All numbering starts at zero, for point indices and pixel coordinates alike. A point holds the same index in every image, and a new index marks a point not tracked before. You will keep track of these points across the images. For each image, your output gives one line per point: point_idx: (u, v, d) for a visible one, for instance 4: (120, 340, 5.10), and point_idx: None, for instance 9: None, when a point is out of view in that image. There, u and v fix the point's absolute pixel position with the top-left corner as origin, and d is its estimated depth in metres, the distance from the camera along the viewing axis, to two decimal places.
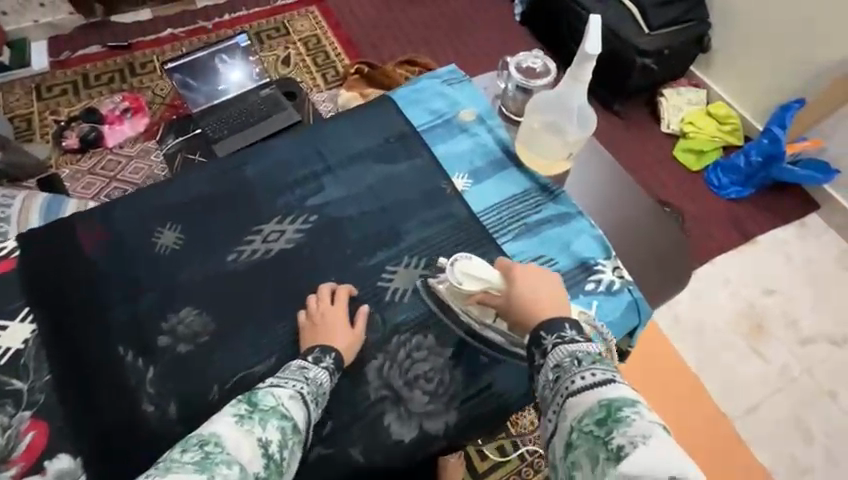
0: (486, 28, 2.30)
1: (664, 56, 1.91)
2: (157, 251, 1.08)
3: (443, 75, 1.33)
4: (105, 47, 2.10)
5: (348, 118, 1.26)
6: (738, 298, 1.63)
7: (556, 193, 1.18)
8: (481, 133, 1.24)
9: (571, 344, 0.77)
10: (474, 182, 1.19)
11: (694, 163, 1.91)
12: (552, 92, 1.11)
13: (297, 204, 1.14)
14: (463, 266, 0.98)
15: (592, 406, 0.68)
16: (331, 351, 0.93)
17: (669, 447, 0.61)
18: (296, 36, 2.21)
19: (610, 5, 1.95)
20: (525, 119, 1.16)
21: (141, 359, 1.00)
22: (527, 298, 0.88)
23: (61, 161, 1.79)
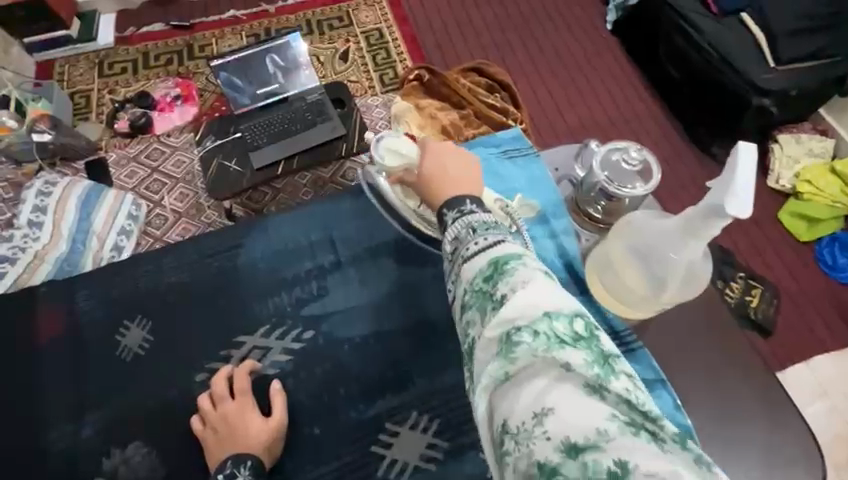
0: (570, 35, 2.01)
1: (788, 97, 1.56)
2: (120, 354, 0.97)
3: (505, 146, 1.10)
4: (168, 25, 2.05)
5: (374, 200, 1.09)
6: (835, 414, 1.33)
7: (632, 346, 0.89)
8: (540, 238, 0.97)
9: (470, 215, 0.68)
10: None
11: (803, 232, 1.57)
12: (655, 227, 0.80)
13: (296, 306, 1.00)
14: (389, 143, 0.91)
15: (480, 265, 0.62)
16: (246, 458, 0.82)
17: (550, 289, 0.58)
18: (359, 28, 2.05)
19: (729, 26, 1.61)
20: (606, 242, 0.88)
21: None
22: (439, 174, 0.76)
23: (110, 144, 1.77)
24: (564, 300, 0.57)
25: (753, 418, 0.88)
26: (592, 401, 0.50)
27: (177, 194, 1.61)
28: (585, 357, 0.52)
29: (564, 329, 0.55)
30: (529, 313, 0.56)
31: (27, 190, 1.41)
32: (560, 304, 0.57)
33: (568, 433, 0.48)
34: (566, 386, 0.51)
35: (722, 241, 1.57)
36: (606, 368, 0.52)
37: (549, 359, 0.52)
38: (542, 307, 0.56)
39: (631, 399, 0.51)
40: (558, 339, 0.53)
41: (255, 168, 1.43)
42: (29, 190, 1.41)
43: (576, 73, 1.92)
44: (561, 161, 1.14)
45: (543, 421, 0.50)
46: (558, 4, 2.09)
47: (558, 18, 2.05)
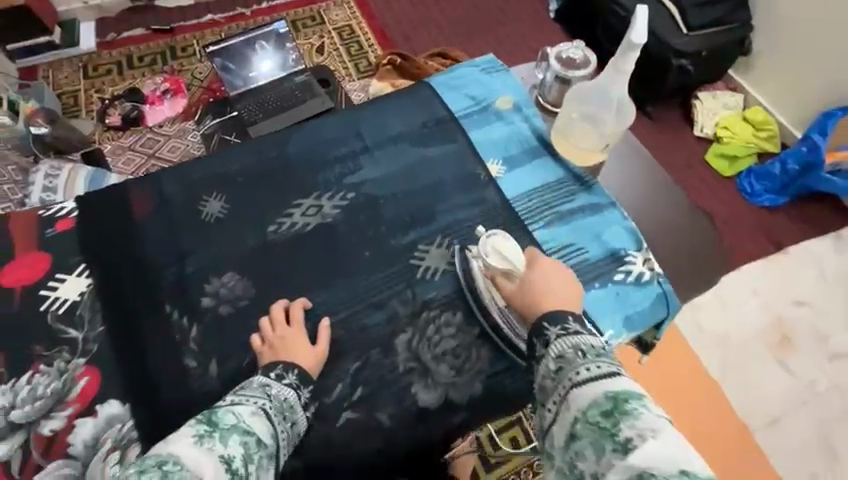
0: (519, 24, 2.29)
1: (701, 58, 1.87)
2: (204, 218, 1.08)
3: (481, 64, 1.32)
4: (148, 30, 2.17)
5: (387, 102, 1.25)
6: (767, 309, 1.60)
7: (589, 183, 1.16)
8: (517, 122, 1.23)
9: (574, 336, 0.79)
10: (508, 169, 1.17)
11: (726, 169, 1.87)
12: (591, 83, 1.11)
13: (335, 182, 1.14)
14: (496, 242, 0.98)
15: (597, 397, 0.71)
16: (295, 367, 0.89)
17: (675, 439, 0.64)
18: (331, 25, 2.25)
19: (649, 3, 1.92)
20: (562, 111, 1.16)
21: (186, 318, 0.99)
22: (542, 292, 0.88)
23: (104, 137, 1.87)
24: (697, 461, 0.62)
25: (680, 223, 1.23)
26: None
27: None
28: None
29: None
30: (667, 467, 0.61)
31: (34, 173, 1.49)
32: (694, 462, 0.62)
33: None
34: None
35: None
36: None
37: None
38: (678, 464, 0.61)
39: None
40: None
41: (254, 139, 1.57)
42: (36, 174, 1.48)
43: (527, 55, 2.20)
44: (525, 74, 1.40)
45: None
46: None
47: (507, 10, 2.34)
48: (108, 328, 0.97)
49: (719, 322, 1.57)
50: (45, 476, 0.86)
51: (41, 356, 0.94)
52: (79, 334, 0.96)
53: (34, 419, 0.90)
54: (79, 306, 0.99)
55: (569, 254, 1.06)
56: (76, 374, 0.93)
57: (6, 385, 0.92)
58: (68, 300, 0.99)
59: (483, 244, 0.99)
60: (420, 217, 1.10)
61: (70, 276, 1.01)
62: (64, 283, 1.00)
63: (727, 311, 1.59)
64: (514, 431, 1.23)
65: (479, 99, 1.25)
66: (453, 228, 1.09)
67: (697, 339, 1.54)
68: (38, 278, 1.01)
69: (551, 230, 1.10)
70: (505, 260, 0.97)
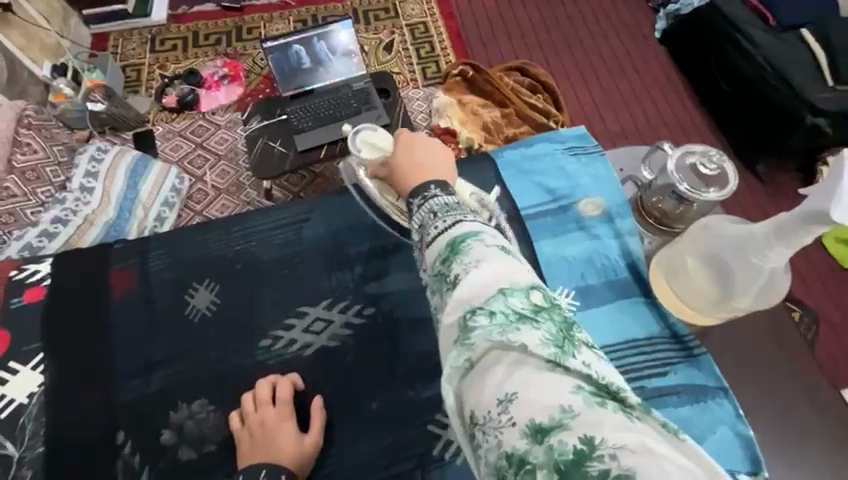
0: (618, 41, 1.98)
1: (845, 118, 1.51)
2: (189, 315, 0.96)
3: (567, 140, 1.13)
4: (219, 6, 2.09)
5: None
6: None
7: (695, 353, 0.89)
8: (601, 237, 1.00)
9: (432, 201, 0.64)
10: (581, 305, 0.95)
11: (846, 258, 1.53)
12: (735, 231, 0.81)
13: (352, 288, 0.99)
14: (365, 135, 0.92)
15: (438, 249, 0.59)
16: (281, 470, 0.79)
17: (502, 264, 0.54)
18: (404, 20, 2.05)
19: (787, 44, 1.58)
20: (680, 241, 0.89)
21: (138, 456, 0.85)
22: (403, 163, 0.74)
23: (158, 117, 1.82)
24: (520, 274, 0.54)
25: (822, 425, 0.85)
26: (554, 377, 0.46)
27: (219, 171, 1.64)
28: (544, 336, 0.48)
29: (521, 304, 0.51)
30: (483, 291, 0.52)
31: (80, 154, 1.44)
32: (515, 278, 0.53)
33: (532, 416, 0.45)
34: (526, 366, 0.47)
35: None
36: (568, 344, 0.49)
37: (506, 341, 0.49)
38: (497, 285, 0.52)
39: (596, 375, 0.47)
40: (515, 314, 0.50)
41: (298, 150, 1.45)
42: (82, 155, 1.43)
43: (621, 80, 1.90)
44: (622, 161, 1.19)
45: (507, 408, 0.47)
46: (607, 9, 2.07)
47: (606, 24, 2.03)
48: (43, 454, 0.84)
49: None
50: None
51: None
52: (16, 451, 0.84)
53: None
54: (27, 409, 0.87)
55: None
56: None
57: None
58: (17, 399, 0.87)
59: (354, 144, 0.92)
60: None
61: (23, 368, 0.90)
62: (16, 376, 0.89)
63: None
64: None
65: (555, 194, 1.05)
66: None
67: None
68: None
69: None
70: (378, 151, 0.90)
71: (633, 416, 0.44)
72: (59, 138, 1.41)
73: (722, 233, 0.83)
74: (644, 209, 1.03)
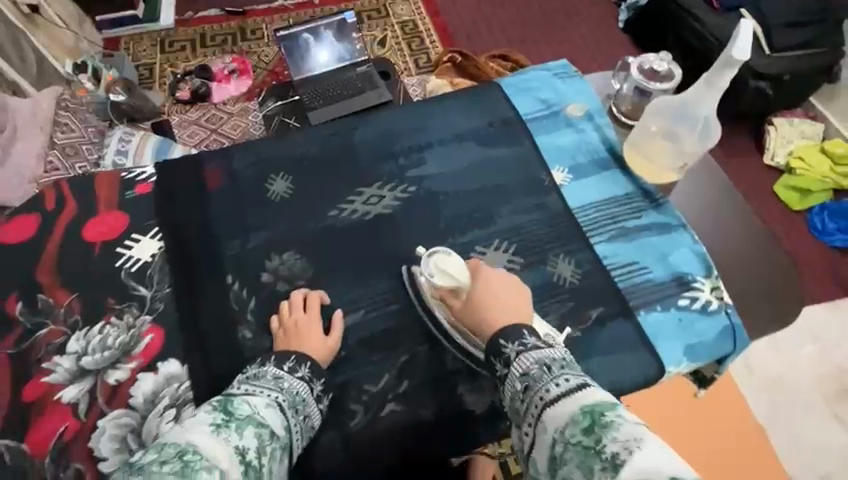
0: (586, 31, 2.23)
1: (782, 82, 1.76)
2: (270, 197, 1.10)
3: (554, 68, 1.30)
4: (223, 11, 2.26)
5: (454, 99, 1.24)
6: (826, 358, 1.48)
7: (659, 201, 1.10)
8: (587, 130, 1.19)
9: (534, 351, 0.76)
10: (575, 178, 1.13)
11: (797, 202, 1.75)
12: (677, 98, 1.08)
13: (397, 174, 1.13)
14: (438, 259, 0.94)
15: (573, 413, 0.66)
16: (307, 359, 0.86)
17: (659, 445, 0.59)
18: (395, 19, 2.26)
19: (730, 22, 1.84)
20: (641, 122, 1.13)
21: (245, 289, 1.00)
22: (488, 302, 0.86)
23: (172, 109, 1.96)
24: (684, 466, 0.57)
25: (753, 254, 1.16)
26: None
27: None
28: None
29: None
30: (654, 474, 0.56)
31: (109, 137, 1.55)
32: (681, 469, 0.57)
33: None
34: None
35: None
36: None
37: None
38: (666, 470, 0.56)
39: None
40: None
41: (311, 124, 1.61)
42: (111, 137, 1.54)
43: (592, 63, 2.14)
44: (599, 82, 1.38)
45: None
46: (575, 5, 2.32)
47: (575, 17, 2.28)
48: (171, 293, 0.98)
49: (770, 364, 1.47)
50: (107, 422, 0.87)
51: (113, 308, 0.96)
52: (148, 292, 0.98)
53: (102, 368, 0.91)
54: (150, 266, 1.01)
55: (630, 274, 1.01)
56: (142, 331, 0.94)
57: (79, 333, 0.94)
58: (141, 259, 1.01)
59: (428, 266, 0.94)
60: (477, 217, 1.08)
61: (145, 237, 1.04)
62: (141, 242, 1.03)
63: (781, 354, 1.48)
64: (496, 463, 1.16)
65: (549, 103, 1.23)
66: (515, 230, 1.06)
67: (742, 378, 1.45)
68: (117, 235, 1.04)
69: (614, 245, 1.05)
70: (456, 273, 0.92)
71: None
72: (91, 121, 1.53)
73: (670, 102, 1.09)
74: (619, 115, 1.26)
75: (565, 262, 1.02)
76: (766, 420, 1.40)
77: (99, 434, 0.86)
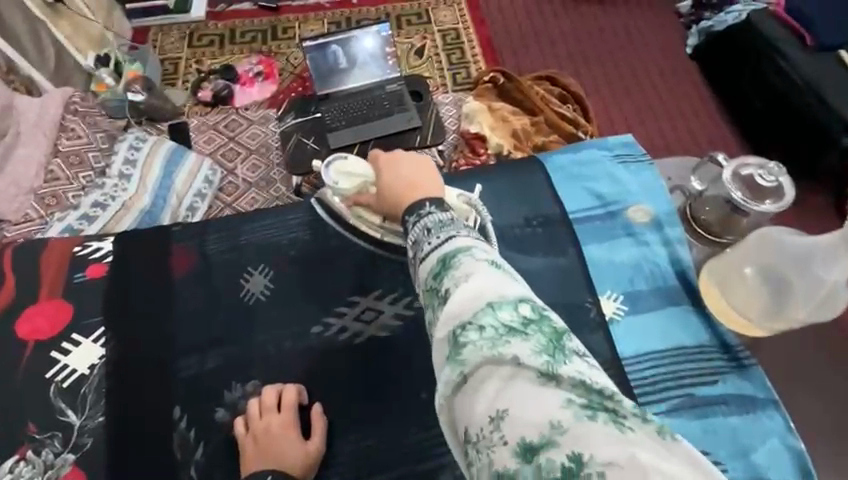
0: (648, 56, 1.99)
1: None
2: (243, 296, 0.99)
3: (617, 149, 1.12)
4: (255, 5, 2.14)
5: (496, 180, 1.08)
6: None
7: (743, 365, 0.92)
8: (651, 244, 1.01)
9: (426, 218, 0.67)
10: (629, 310, 0.96)
11: None
12: (801, 243, 0.88)
13: None
14: (338, 164, 0.96)
15: (431, 264, 0.61)
16: (286, 479, 0.79)
17: (491, 276, 0.55)
18: (436, 26, 2.08)
19: (823, 65, 1.56)
20: (737, 252, 0.93)
21: (194, 431, 0.87)
22: (395, 187, 0.76)
23: (193, 110, 1.86)
24: (508, 288, 0.54)
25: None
26: (544, 390, 0.46)
27: (250, 165, 1.66)
28: (534, 346, 0.49)
29: (510, 316, 0.52)
30: (473, 303, 0.53)
31: (120, 142, 1.45)
32: (505, 291, 0.54)
33: (521, 434, 0.45)
34: (517, 379, 0.48)
35: None
36: (555, 353, 0.48)
37: (495, 357, 0.49)
38: (485, 296, 0.53)
39: (588, 384, 0.46)
40: (504, 327, 0.51)
41: (331, 147, 1.47)
42: (121, 143, 1.45)
43: (652, 94, 1.90)
44: (671, 172, 1.22)
45: (499, 426, 0.47)
46: (638, 25, 2.08)
47: (638, 39, 2.04)
48: (103, 422, 0.87)
49: None
50: None
51: (33, 438, 0.85)
52: (78, 419, 0.87)
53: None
54: (87, 380, 0.90)
55: None
56: (61, 474, 0.83)
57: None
58: (78, 371, 0.91)
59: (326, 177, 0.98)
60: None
61: (86, 340, 0.93)
62: (79, 348, 0.92)
63: None
64: None
65: (606, 201, 1.05)
66: None
67: None
68: (56, 335, 0.93)
69: (679, 419, 0.86)
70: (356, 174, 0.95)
71: (625, 428, 0.42)
72: (101, 126, 1.44)
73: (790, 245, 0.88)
74: (693, 222, 1.07)
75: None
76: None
77: None
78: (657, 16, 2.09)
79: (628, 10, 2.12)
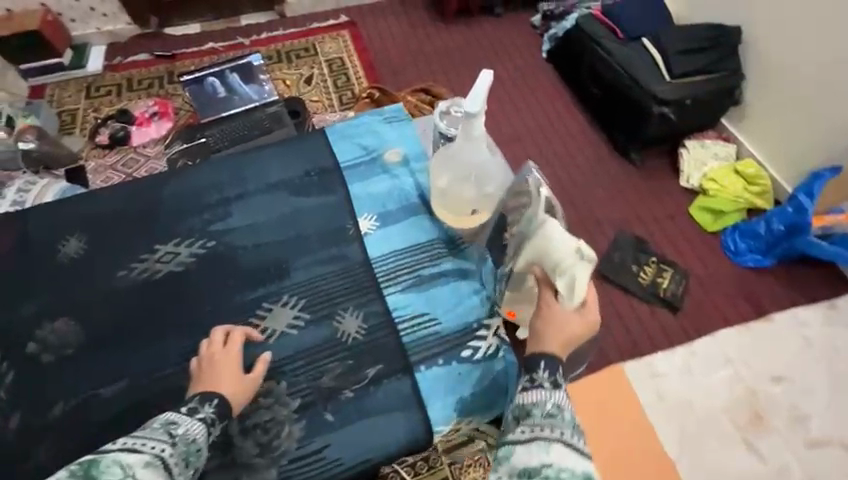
0: (509, 63, 2.29)
1: (685, 106, 1.77)
2: (58, 260, 1.04)
3: (388, 112, 1.24)
4: (152, 55, 2.29)
5: (276, 148, 1.18)
6: (739, 382, 1.45)
7: (460, 247, 1.04)
8: (402, 176, 1.13)
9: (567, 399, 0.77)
10: (381, 225, 1.08)
11: (710, 223, 1.75)
12: (449, 150, 0.96)
13: (198, 229, 1.06)
14: (556, 252, 0.78)
15: (575, 466, 0.69)
16: (214, 397, 0.81)
17: None
18: (323, 57, 2.31)
19: (634, 49, 1.87)
20: (432, 177, 1.02)
21: (4, 364, 0.94)
22: (561, 319, 0.79)
23: (91, 154, 1.96)
24: None
25: None
26: None
27: None
28: None
29: None
30: None
31: (9, 187, 1.54)
32: None
33: None
34: None
35: (639, 232, 1.75)
36: None
37: None
38: None
39: None
40: None
41: None
42: (10, 188, 1.52)
43: (513, 92, 2.16)
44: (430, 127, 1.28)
45: None
46: (499, 38, 2.40)
47: (500, 50, 2.35)
48: None
49: (683, 393, 1.43)
50: None
51: None
52: None
53: None
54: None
55: (414, 329, 0.95)
56: None
57: None
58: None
59: (536, 228, 0.81)
60: (273, 270, 1.02)
61: None
62: None
63: (694, 382, 1.45)
64: None
65: (368, 150, 1.17)
66: (307, 283, 1.01)
67: (654, 406, 1.42)
68: None
69: (406, 296, 0.99)
70: (571, 269, 0.77)
71: None
72: None
73: (444, 156, 0.97)
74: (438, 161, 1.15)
75: (352, 316, 0.97)
76: (668, 431, 1.38)
77: None
78: (515, 30, 2.43)
79: (491, 28, 2.44)
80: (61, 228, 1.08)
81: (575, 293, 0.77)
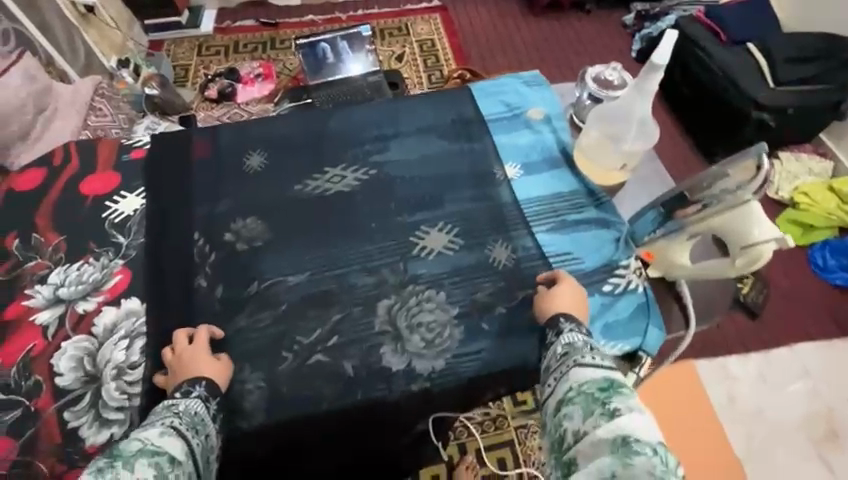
0: (598, 60, 2.30)
1: (786, 115, 1.73)
2: (244, 170, 1.15)
3: (526, 77, 1.32)
4: (257, 22, 2.45)
5: (425, 97, 1.27)
6: (816, 396, 1.43)
7: (601, 200, 1.10)
8: (544, 132, 1.20)
9: (577, 333, 0.80)
10: (527, 173, 1.15)
11: (799, 237, 1.70)
12: (615, 102, 1.07)
13: (361, 157, 1.17)
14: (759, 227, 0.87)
15: (596, 377, 0.70)
16: (202, 380, 0.81)
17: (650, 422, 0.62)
18: (415, 37, 2.39)
19: (736, 53, 1.83)
20: (586, 127, 1.11)
21: (207, 246, 1.05)
22: (564, 297, 0.89)
23: (200, 106, 2.13)
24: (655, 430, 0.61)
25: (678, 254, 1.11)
26: None
27: None
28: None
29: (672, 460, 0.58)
30: (644, 433, 0.60)
31: (138, 125, 1.71)
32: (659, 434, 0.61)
33: None
34: None
35: None
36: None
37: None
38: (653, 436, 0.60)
39: None
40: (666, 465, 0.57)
41: None
42: (138, 126, 1.70)
43: None
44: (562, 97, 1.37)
45: None
46: (590, 34, 2.40)
47: (589, 46, 2.36)
48: (144, 243, 1.04)
49: (756, 400, 1.43)
50: (70, 343, 0.92)
51: (93, 250, 1.03)
52: (124, 240, 1.04)
53: (72, 298, 0.97)
54: (131, 219, 1.07)
55: (561, 263, 1.02)
56: (113, 270, 1.00)
57: (60, 268, 1.01)
58: (125, 212, 1.08)
59: (740, 204, 0.87)
60: (428, 200, 1.10)
61: (130, 195, 1.10)
62: (124, 200, 1.09)
63: (768, 388, 1.44)
64: (502, 452, 1.32)
65: (512, 106, 1.24)
66: (460, 215, 1.08)
67: (724, 408, 1.42)
68: (110, 190, 1.10)
69: (553, 235, 1.06)
70: (762, 247, 0.87)
71: None
72: (124, 110, 1.70)
73: (609, 107, 1.07)
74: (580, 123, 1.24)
75: (502, 246, 1.04)
76: (738, 440, 1.37)
77: (60, 354, 0.92)
78: (606, 27, 2.43)
79: (582, 23, 2.45)
80: (233, 148, 1.18)
81: (753, 265, 0.90)
